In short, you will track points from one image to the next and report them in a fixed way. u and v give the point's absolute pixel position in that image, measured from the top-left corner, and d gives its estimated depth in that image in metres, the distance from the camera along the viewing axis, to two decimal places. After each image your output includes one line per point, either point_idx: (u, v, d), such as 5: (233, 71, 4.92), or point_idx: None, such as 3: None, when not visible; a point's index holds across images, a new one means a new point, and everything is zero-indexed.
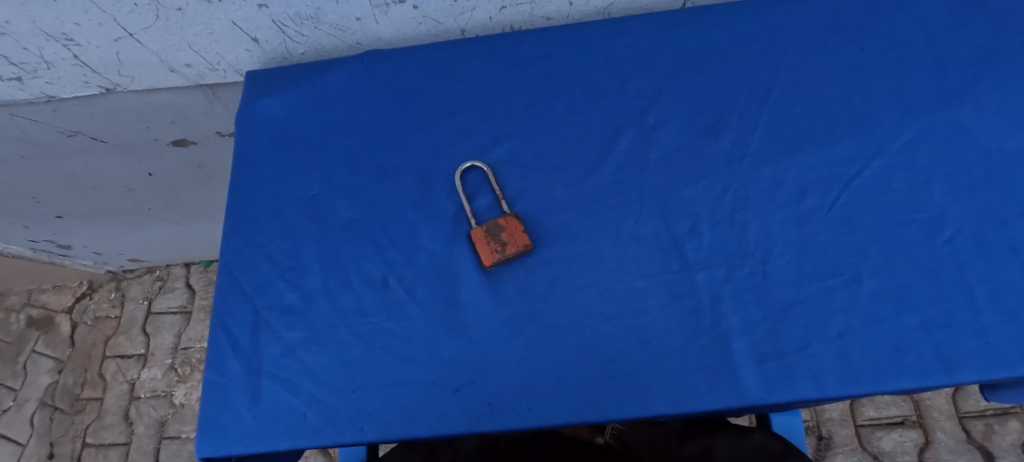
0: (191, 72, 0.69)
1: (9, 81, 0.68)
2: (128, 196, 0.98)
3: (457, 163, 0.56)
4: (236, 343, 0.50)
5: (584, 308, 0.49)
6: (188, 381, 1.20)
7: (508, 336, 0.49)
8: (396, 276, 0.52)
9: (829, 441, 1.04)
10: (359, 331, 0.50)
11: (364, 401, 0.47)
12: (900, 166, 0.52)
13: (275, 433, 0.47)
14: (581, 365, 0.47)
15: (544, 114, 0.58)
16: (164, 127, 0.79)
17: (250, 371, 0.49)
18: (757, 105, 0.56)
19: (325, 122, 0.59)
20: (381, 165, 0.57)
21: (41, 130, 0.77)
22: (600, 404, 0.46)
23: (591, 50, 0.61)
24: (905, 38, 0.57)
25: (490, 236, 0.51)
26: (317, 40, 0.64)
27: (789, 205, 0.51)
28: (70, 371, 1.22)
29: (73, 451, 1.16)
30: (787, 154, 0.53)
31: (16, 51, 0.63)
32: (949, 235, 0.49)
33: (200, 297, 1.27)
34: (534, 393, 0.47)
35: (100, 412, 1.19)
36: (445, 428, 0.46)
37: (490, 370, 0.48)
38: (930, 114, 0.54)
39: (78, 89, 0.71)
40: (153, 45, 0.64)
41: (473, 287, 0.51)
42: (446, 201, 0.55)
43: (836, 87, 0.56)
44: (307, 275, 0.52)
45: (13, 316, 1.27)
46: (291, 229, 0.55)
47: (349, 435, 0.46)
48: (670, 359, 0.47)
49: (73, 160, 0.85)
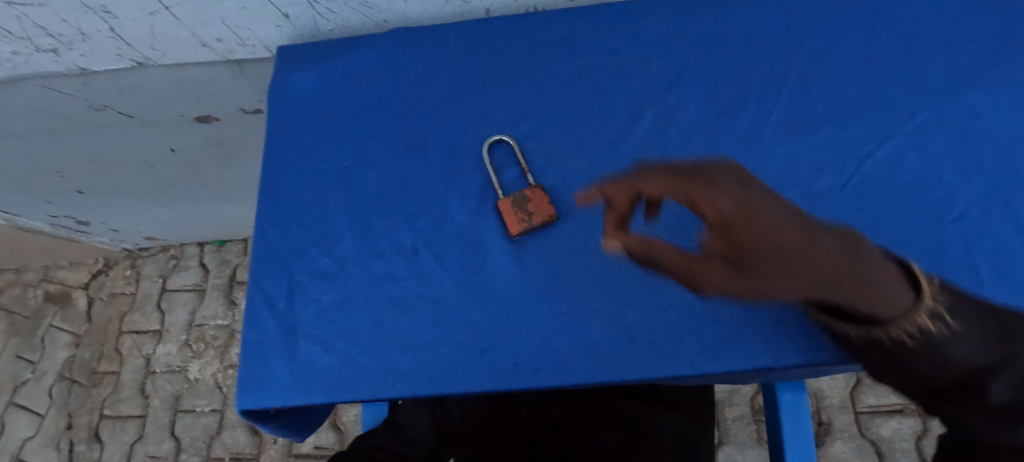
0: (221, 47, 0.71)
1: (45, 53, 0.70)
2: (149, 172, 1.00)
3: (483, 137, 0.58)
4: (273, 305, 0.52)
5: (606, 277, 0.51)
6: (202, 357, 1.23)
7: (534, 302, 0.51)
8: (425, 244, 0.54)
9: (828, 427, 1.06)
10: (390, 295, 0.52)
11: (394, 360, 0.50)
12: (912, 148, 0.53)
13: (310, 388, 0.49)
14: (602, 329, 0.49)
15: (568, 92, 0.60)
16: (190, 103, 0.81)
17: (286, 331, 0.51)
18: (775, 87, 0.58)
19: (355, 96, 0.61)
20: (410, 138, 0.59)
21: (71, 103, 0.79)
22: (620, 366, 0.48)
23: (614, 30, 0.62)
24: (922, 23, 0.59)
25: (517, 207, 0.53)
26: (345, 17, 0.66)
27: (805, 182, 0.53)
28: (87, 345, 1.26)
29: (90, 423, 1.20)
30: (804, 135, 0.55)
31: (55, 22, 0.65)
32: (958, 213, 0.51)
33: (213, 275, 1.29)
34: (557, 358, 0.49)
35: (117, 386, 1.22)
36: (471, 387, 0.49)
37: (516, 332, 0.50)
38: (944, 97, 0.55)
39: (111, 63, 0.73)
40: (186, 19, 0.65)
41: (499, 255, 0.53)
42: (473, 172, 0.57)
43: (852, 70, 0.57)
44: (339, 242, 0.55)
45: (31, 291, 1.30)
46: (324, 198, 0.57)
47: (382, 392, 0.49)
48: (687, 325, 0.49)
49: (99, 135, 0.87)
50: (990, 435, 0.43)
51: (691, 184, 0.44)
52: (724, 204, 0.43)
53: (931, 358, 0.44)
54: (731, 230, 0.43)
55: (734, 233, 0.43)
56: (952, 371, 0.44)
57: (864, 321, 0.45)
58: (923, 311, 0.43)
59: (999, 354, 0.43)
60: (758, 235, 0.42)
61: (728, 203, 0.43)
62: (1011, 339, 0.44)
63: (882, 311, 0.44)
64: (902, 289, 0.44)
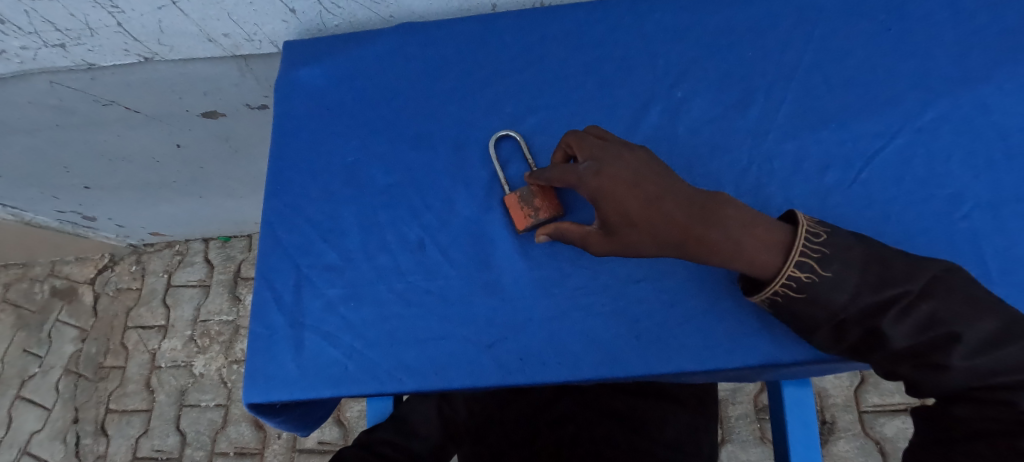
0: (228, 42, 0.71)
1: (53, 48, 0.70)
2: (155, 168, 1.01)
3: (490, 132, 0.58)
4: (280, 299, 0.52)
5: (612, 271, 0.51)
6: (207, 352, 1.23)
7: (540, 296, 0.51)
8: (432, 238, 0.54)
9: (831, 425, 1.06)
10: (397, 289, 0.52)
11: (401, 354, 0.50)
12: (921, 144, 0.53)
13: (318, 381, 0.50)
14: (608, 324, 0.50)
15: (575, 87, 0.59)
16: (197, 98, 0.82)
17: (294, 325, 0.51)
18: (784, 82, 0.57)
19: (362, 91, 0.61)
20: (417, 133, 0.59)
21: (79, 98, 0.80)
22: (626, 361, 0.48)
23: (622, 23, 0.61)
24: (935, 16, 0.58)
25: (524, 202, 0.52)
26: (352, 13, 0.66)
27: (812, 179, 0.53)
28: (93, 340, 1.26)
29: (96, 417, 1.21)
30: (812, 131, 0.55)
31: (63, 17, 0.65)
32: (965, 210, 0.51)
33: (218, 271, 1.29)
34: (563, 352, 0.49)
35: (123, 380, 1.23)
36: (478, 381, 0.49)
37: (522, 327, 0.50)
38: (955, 92, 0.55)
39: (119, 58, 0.73)
40: (194, 14, 0.65)
41: (506, 250, 0.53)
42: (480, 167, 0.57)
43: (862, 65, 0.57)
44: (346, 236, 0.55)
45: (37, 286, 1.30)
46: (330, 192, 0.57)
47: (389, 385, 0.49)
48: (693, 321, 0.49)
49: (106, 130, 0.88)
50: (931, 385, 0.43)
51: (561, 170, 0.49)
52: (589, 177, 0.47)
53: (824, 314, 0.44)
54: (596, 202, 0.47)
55: (599, 206, 0.47)
56: (850, 322, 0.44)
57: (754, 280, 0.46)
58: (789, 267, 0.44)
59: (883, 293, 0.43)
60: (635, 201, 0.46)
61: (590, 177, 0.47)
62: (899, 276, 0.43)
63: (761, 274, 0.45)
64: (771, 250, 0.44)
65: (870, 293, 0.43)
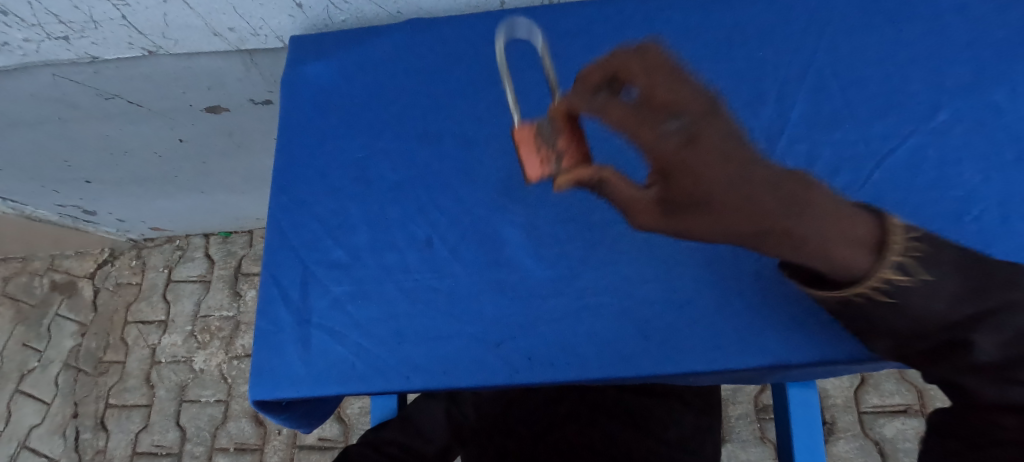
0: (233, 36, 0.70)
1: (56, 40, 0.69)
2: (157, 162, 1.00)
3: (499, 130, 0.58)
4: (286, 295, 0.52)
5: (621, 271, 0.51)
6: (207, 348, 1.22)
7: (549, 296, 0.51)
8: (439, 236, 0.53)
9: (831, 426, 1.06)
10: (404, 287, 0.52)
11: (408, 352, 0.50)
12: (932, 146, 0.53)
13: (323, 378, 0.49)
14: (617, 324, 0.49)
15: None
16: (201, 93, 0.81)
17: (300, 323, 0.51)
18: (794, 84, 0.57)
19: (369, 87, 0.61)
20: (424, 130, 0.58)
21: (82, 92, 0.79)
22: (635, 361, 0.48)
23: None
24: (948, 17, 0.57)
25: (540, 141, 0.43)
26: (359, 7, 0.66)
27: (823, 180, 0.53)
28: (93, 335, 1.26)
29: (96, 411, 1.20)
30: (823, 132, 0.55)
31: (66, 9, 0.64)
32: (975, 213, 0.50)
33: (219, 266, 1.29)
34: (572, 352, 0.49)
35: (123, 375, 1.22)
36: (485, 379, 0.49)
37: (530, 326, 0.50)
38: (967, 93, 0.54)
39: (122, 51, 0.72)
40: (199, 7, 0.65)
41: (514, 249, 0.52)
42: (488, 165, 0.56)
43: (872, 67, 0.57)
44: (353, 234, 0.54)
45: (37, 280, 1.30)
46: (337, 189, 0.56)
47: (395, 383, 0.49)
48: (702, 321, 0.49)
49: (108, 123, 0.87)
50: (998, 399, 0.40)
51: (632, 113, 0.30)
52: (671, 139, 0.29)
53: (900, 316, 0.41)
54: (669, 174, 0.31)
55: (671, 178, 0.31)
56: (927, 326, 0.41)
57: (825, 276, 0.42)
58: (879, 268, 0.39)
59: (982, 302, 0.39)
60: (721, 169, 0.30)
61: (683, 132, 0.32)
62: (1003, 287, 0.39)
63: (842, 272, 0.39)
64: (857, 251, 0.38)
65: (971, 301, 0.40)
